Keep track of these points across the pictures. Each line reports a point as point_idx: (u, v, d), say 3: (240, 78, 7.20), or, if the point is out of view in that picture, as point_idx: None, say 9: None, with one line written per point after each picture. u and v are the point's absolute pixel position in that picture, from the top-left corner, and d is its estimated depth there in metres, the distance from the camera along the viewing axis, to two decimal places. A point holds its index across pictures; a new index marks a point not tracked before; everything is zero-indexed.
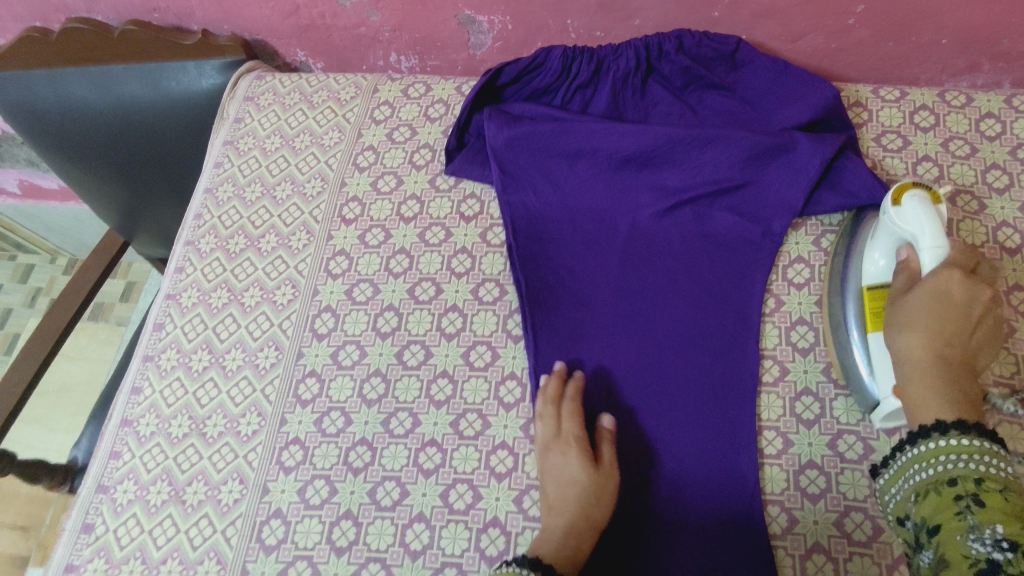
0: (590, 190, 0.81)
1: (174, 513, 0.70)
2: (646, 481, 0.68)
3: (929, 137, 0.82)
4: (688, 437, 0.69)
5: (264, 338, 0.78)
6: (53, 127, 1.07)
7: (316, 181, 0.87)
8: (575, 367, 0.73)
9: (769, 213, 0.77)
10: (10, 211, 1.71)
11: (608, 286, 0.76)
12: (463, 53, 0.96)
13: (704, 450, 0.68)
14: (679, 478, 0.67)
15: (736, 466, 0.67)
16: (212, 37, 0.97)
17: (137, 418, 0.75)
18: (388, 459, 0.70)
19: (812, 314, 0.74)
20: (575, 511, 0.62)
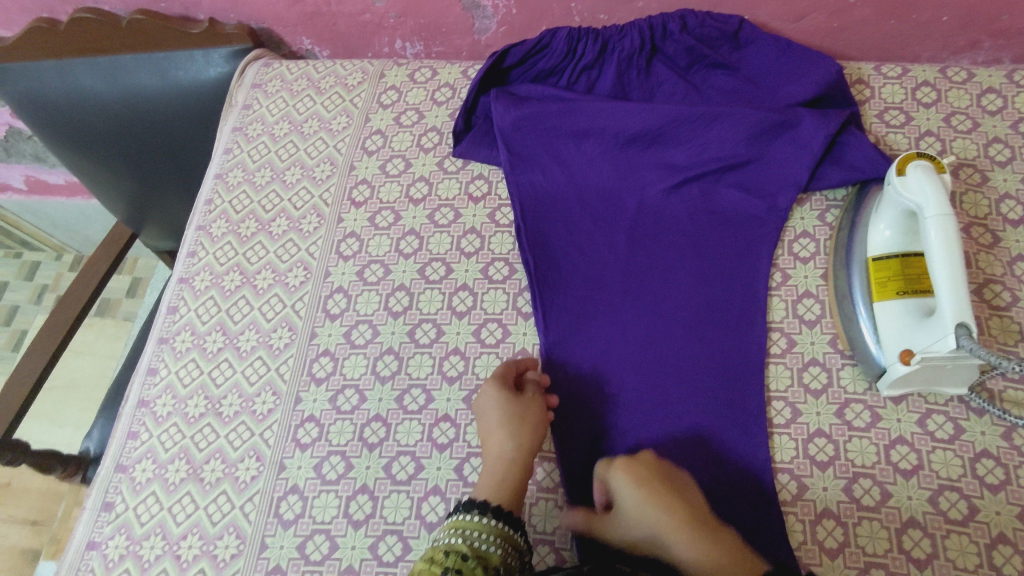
0: (597, 170, 0.82)
1: (193, 490, 0.71)
2: (657, 453, 0.68)
3: (931, 113, 0.83)
4: (699, 409, 0.70)
5: (277, 319, 0.79)
6: (60, 118, 1.07)
7: (325, 166, 0.88)
8: (585, 342, 0.74)
9: (774, 188, 0.78)
10: (16, 208, 1.72)
11: (617, 263, 0.77)
12: (467, 38, 0.97)
13: (715, 421, 0.69)
14: (690, 449, 0.68)
15: (747, 437, 0.68)
16: (219, 26, 0.98)
17: (154, 399, 0.76)
18: (402, 434, 0.71)
19: (818, 288, 0.75)
20: (504, 438, 0.65)
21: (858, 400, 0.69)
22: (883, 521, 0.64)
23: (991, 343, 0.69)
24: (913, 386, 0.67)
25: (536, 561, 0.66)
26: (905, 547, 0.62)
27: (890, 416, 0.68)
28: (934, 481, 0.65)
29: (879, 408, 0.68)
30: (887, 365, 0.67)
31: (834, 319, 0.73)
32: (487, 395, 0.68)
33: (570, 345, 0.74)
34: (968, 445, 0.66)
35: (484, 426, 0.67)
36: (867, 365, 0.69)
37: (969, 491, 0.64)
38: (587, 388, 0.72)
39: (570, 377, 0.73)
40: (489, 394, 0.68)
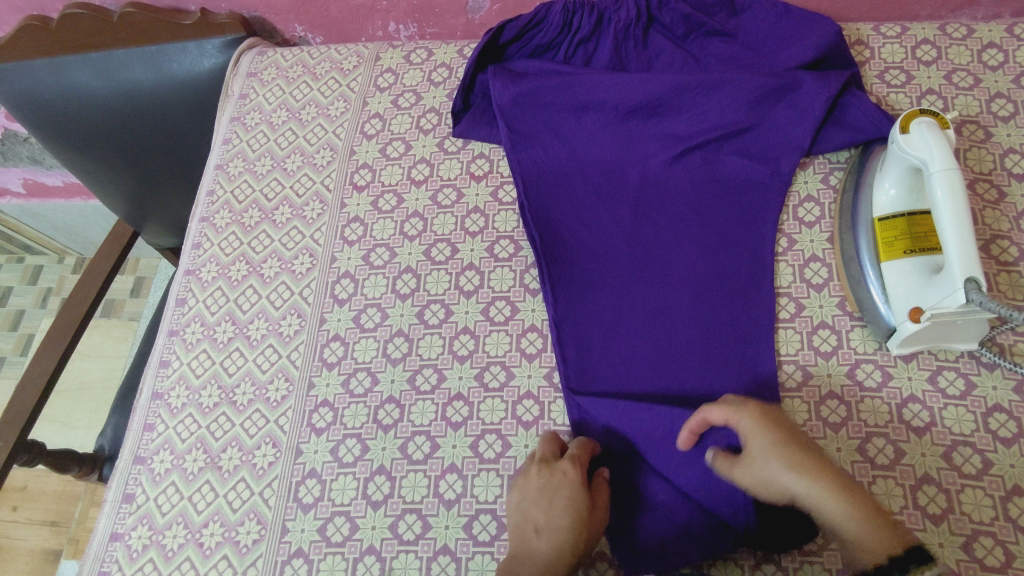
0: (599, 144, 0.81)
1: (211, 478, 0.71)
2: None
3: (932, 71, 0.82)
4: (711, 376, 0.70)
5: (286, 307, 0.79)
6: (56, 118, 1.07)
7: (326, 152, 0.88)
8: (594, 315, 0.74)
9: (778, 154, 0.78)
10: (16, 212, 1.71)
11: (624, 235, 0.77)
12: (461, 18, 0.97)
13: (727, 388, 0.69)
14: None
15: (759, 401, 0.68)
16: (211, 16, 0.97)
17: (168, 390, 0.77)
18: (416, 414, 0.71)
19: (825, 252, 0.75)
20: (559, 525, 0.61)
21: (868, 360, 0.69)
22: (898, 479, 0.64)
23: (1000, 298, 0.69)
24: (922, 344, 0.67)
25: None
26: (919, 502, 0.63)
27: (901, 375, 0.68)
28: (947, 437, 0.65)
29: (890, 367, 0.69)
30: (895, 324, 0.67)
31: (841, 282, 0.73)
32: (550, 481, 0.63)
33: (580, 320, 0.74)
34: (979, 400, 0.66)
35: (534, 509, 0.62)
36: (876, 326, 0.69)
37: (982, 446, 0.64)
38: (595, 363, 0.72)
39: (581, 351, 0.72)
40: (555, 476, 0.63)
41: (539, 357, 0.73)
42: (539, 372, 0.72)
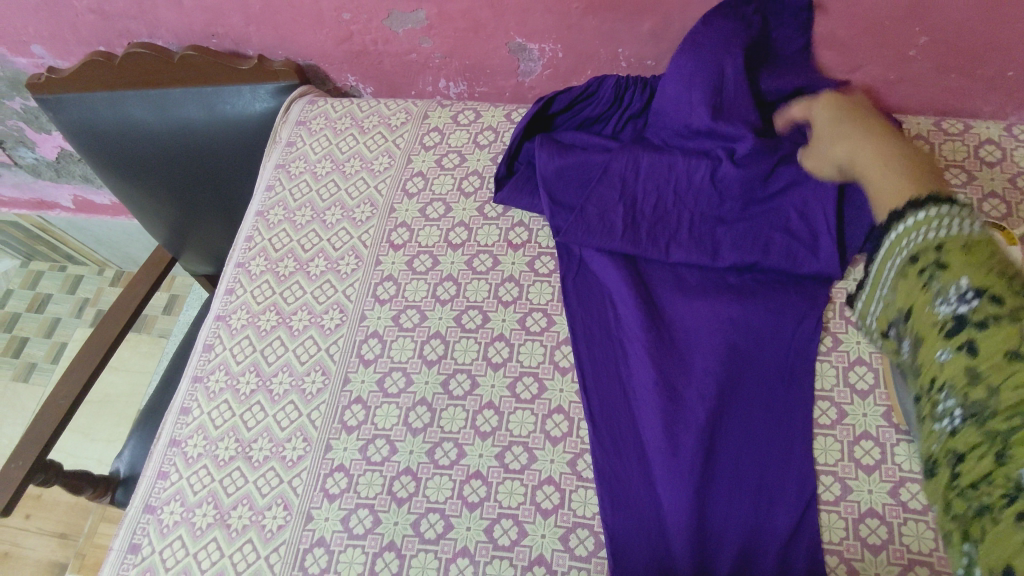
0: (651, 199, 0.79)
1: (219, 536, 0.70)
2: (702, 537, 0.64)
3: (995, 173, 0.79)
4: (746, 478, 0.66)
5: (311, 362, 0.78)
6: (111, 146, 1.10)
7: (365, 207, 0.88)
8: (630, 413, 0.71)
9: (819, 231, 0.74)
10: (63, 224, 1.76)
11: (681, 302, 0.75)
12: (511, 79, 0.97)
13: (761, 495, 0.66)
14: (737, 531, 0.64)
15: (788, 515, 0.64)
16: (268, 63, 0.99)
17: (185, 439, 0.76)
18: (432, 490, 0.69)
19: (873, 356, 0.72)
20: None
21: (914, 479, 0.65)
22: None
23: None
24: None
25: None
26: None
27: None
28: None
29: None
30: None
31: (888, 391, 0.69)
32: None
33: (612, 406, 0.72)
34: None
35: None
36: None
37: None
38: (625, 453, 0.69)
39: (610, 452, 0.69)
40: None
41: (563, 442, 0.70)
42: (562, 458, 0.70)
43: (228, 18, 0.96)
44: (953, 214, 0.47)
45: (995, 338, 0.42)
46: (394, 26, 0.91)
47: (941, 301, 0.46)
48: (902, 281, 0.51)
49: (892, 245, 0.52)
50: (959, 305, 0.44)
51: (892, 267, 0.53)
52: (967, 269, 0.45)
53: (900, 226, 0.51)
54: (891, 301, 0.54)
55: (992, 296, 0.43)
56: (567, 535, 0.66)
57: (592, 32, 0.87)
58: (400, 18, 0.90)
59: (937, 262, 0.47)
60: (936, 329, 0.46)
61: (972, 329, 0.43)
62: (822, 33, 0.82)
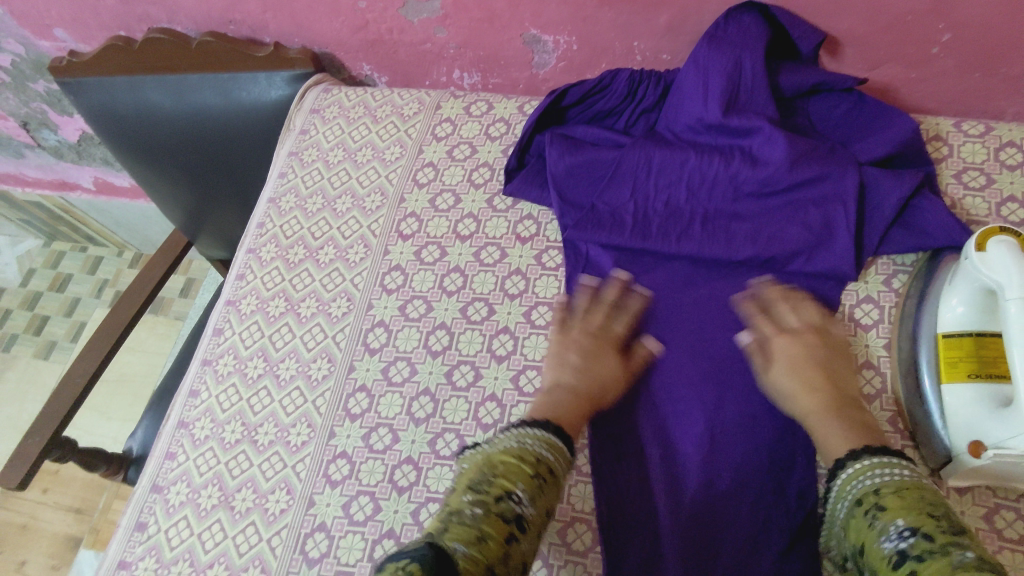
0: (661, 200, 0.78)
1: (223, 518, 0.71)
2: (699, 543, 0.64)
3: (1015, 176, 0.77)
4: (748, 483, 0.66)
5: (318, 349, 0.79)
6: (131, 131, 1.11)
7: (376, 196, 0.88)
8: (632, 416, 0.71)
9: (836, 228, 0.72)
10: (84, 206, 1.79)
11: (690, 306, 0.75)
12: (525, 71, 0.97)
13: (762, 503, 0.65)
14: (736, 540, 0.64)
15: (786, 524, 0.64)
16: (284, 50, 0.99)
17: (193, 421, 0.77)
18: (432, 480, 0.70)
19: (881, 359, 0.70)
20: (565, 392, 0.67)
21: None
22: None
23: None
24: (981, 479, 0.61)
25: None
26: None
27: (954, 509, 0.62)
28: None
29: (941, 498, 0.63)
30: (953, 452, 0.62)
31: (896, 394, 0.68)
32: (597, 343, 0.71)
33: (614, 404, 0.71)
34: None
35: (577, 376, 0.68)
36: (932, 450, 0.64)
37: None
38: (626, 451, 0.69)
39: (609, 453, 0.69)
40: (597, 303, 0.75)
41: None
42: None
43: (246, 5, 0.96)
44: (882, 469, 0.55)
45: (930, 568, 0.45)
46: (409, 15, 0.91)
47: (883, 537, 0.50)
48: (852, 522, 0.54)
49: (838, 491, 0.57)
50: (899, 540, 0.49)
51: (841, 506, 0.56)
52: (905, 512, 0.50)
53: (848, 468, 0.57)
54: (847, 546, 0.55)
55: (926, 534, 0.48)
56: (565, 530, 0.66)
57: (607, 24, 0.86)
58: (415, 8, 0.90)
59: (878, 503, 0.53)
60: (884, 563, 0.49)
61: (912, 561, 0.47)
62: (842, 29, 0.80)
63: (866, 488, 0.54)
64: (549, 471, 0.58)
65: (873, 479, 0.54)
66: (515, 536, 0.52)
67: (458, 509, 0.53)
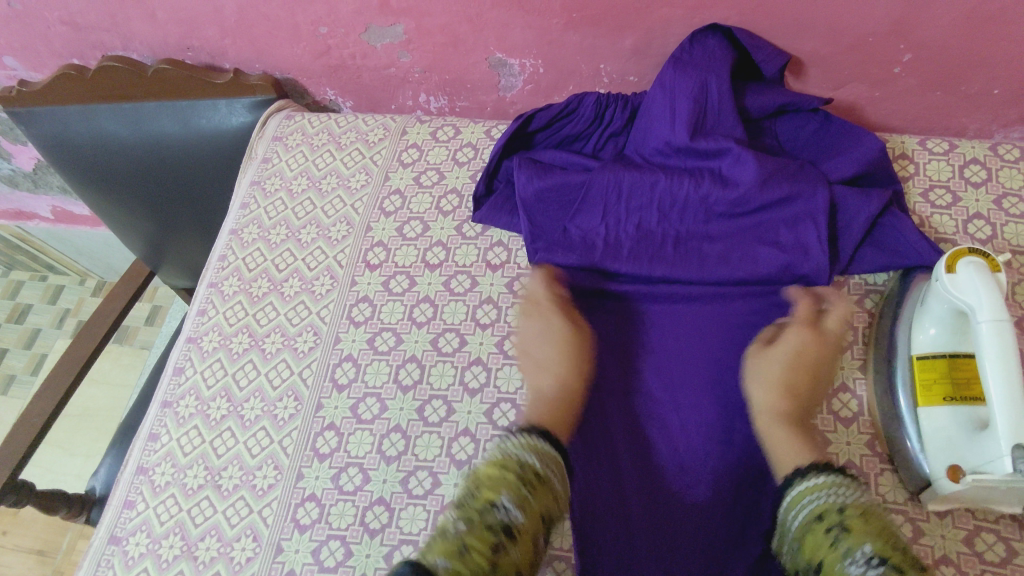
0: (633, 221, 0.77)
1: (185, 569, 0.68)
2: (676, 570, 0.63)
3: (980, 194, 0.78)
4: (727, 506, 0.65)
5: (284, 387, 0.76)
6: (86, 159, 1.08)
7: (342, 226, 0.86)
8: (606, 444, 0.69)
9: (809, 248, 0.72)
10: (42, 234, 1.73)
11: (665, 330, 0.74)
12: (492, 95, 0.96)
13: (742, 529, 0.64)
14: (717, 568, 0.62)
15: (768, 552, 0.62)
16: (244, 77, 0.97)
17: (153, 466, 0.74)
18: (405, 521, 0.67)
19: (857, 382, 0.70)
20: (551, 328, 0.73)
21: (899, 511, 0.63)
22: None
23: None
24: (960, 502, 0.61)
25: None
26: None
27: (933, 533, 0.62)
28: None
29: (923, 522, 0.62)
30: (932, 478, 0.61)
31: (872, 418, 0.68)
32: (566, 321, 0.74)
33: (589, 433, 0.70)
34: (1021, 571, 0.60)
35: (553, 377, 0.70)
36: (909, 474, 0.64)
37: None
38: (603, 479, 0.67)
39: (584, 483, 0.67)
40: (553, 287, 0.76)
41: None
42: None
43: (204, 31, 0.94)
44: (842, 488, 0.58)
45: None
46: (372, 40, 0.90)
47: (849, 561, 0.52)
48: (808, 534, 0.57)
49: (793, 501, 0.60)
50: (867, 568, 0.51)
51: (793, 517, 0.59)
52: (873, 539, 0.53)
53: (801, 484, 0.60)
54: (795, 557, 0.57)
55: (895, 567, 0.50)
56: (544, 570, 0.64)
57: (573, 47, 0.85)
58: (378, 33, 0.88)
59: (842, 522, 0.55)
60: None
61: None
62: (806, 50, 0.81)
63: (828, 505, 0.57)
64: (534, 474, 0.59)
65: (837, 497, 0.57)
66: (504, 545, 0.54)
67: (444, 529, 0.55)
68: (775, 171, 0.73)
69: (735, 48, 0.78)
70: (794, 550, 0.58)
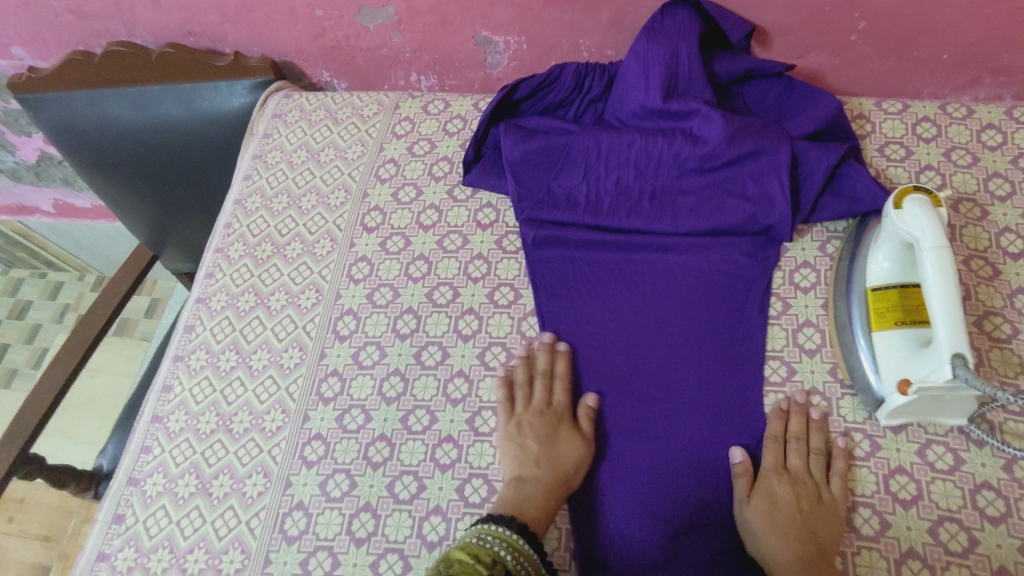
0: (612, 179, 0.83)
1: (201, 504, 0.72)
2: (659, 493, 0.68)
3: (931, 147, 0.85)
4: (694, 449, 0.70)
5: (289, 339, 0.81)
6: (92, 144, 1.13)
7: (340, 193, 0.91)
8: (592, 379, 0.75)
9: (774, 197, 0.78)
10: (43, 229, 1.78)
11: (643, 281, 0.79)
12: (479, 72, 1.02)
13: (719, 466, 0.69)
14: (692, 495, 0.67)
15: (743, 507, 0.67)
16: (244, 59, 1.03)
17: (167, 415, 0.79)
18: (406, 454, 0.73)
19: (819, 318, 0.76)
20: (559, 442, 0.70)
21: (858, 429, 0.69)
22: (883, 551, 0.63)
23: (990, 375, 0.70)
24: (911, 416, 0.67)
25: None
26: None
27: (889, 447, 0.68)
28: (933, 512, 0.64)
29: (879, 438, 0.69)
30: (885, 395, 0.67)
31: (834, 349, 0.74)
32: (552, 420, 0.71)
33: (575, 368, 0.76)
34: (968, 476, 0.66)
35: (538, 464, 0.68)
36: (867, 395, 0.70)
37: (969, 523, 0.64)
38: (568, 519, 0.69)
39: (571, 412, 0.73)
40: (540, 393, 0.73)
41: (530, 405, 0.74)
42: None
43: (205, 16, 0.99)
44: None
45: None
46: (365, 21, 0.95)
47: None
48: None
49: None
50: None
51: None
52: None
53: None
54: None
55: None
56: None
57: (554, 23, 0.91)
58: (370, 14, 0.94)
59: None
60: None
61: None
62: (769, 21, 0.87)
63: None
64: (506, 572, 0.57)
65: None
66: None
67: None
68: (742, 129, 0.79)
69: (703, 18, 0.84)
70: None
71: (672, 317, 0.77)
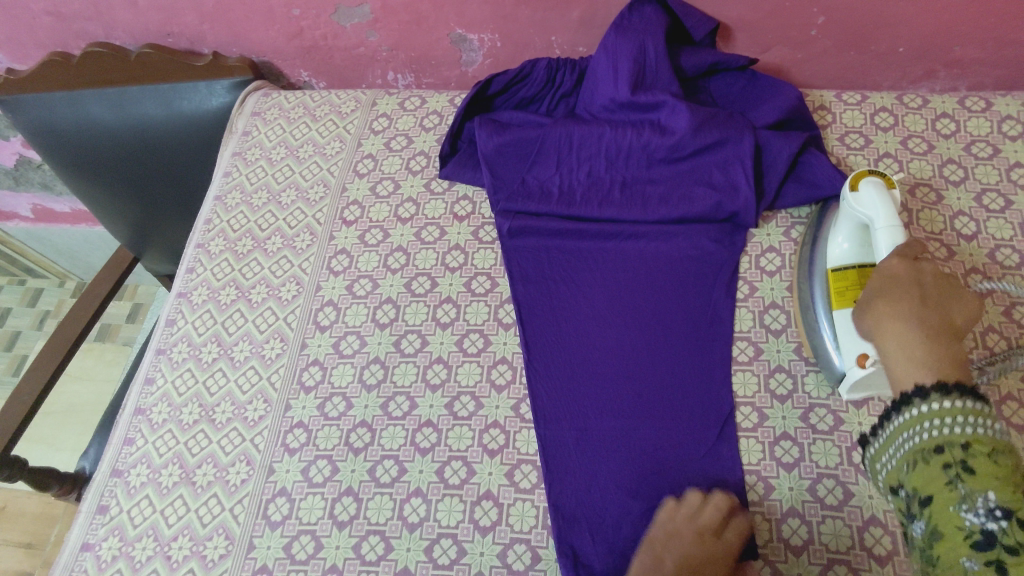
0: (584, 170, 0.86)
1: (185, 493, 0.74)
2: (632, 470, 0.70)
3: (889, 136, 0.88)
4: (666, 427, 0.72)
5: (270, 331, 0.83)
6: (71, 145, 1.14)
7: (319, 187, 0.93)
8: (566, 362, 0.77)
9: (738, 185, 0.82)
10: (21, 235, 1.77)
11: (615, 268, 0.82)
12: (455, 70, 1.04)
13: (688, 444, 0.72)
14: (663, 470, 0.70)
15: (713, 483, 0.69)
16: (223, 59, 1.04)
17: (150, 407, 0.80)
18: (386, 439, 0.74)
19: (784, 300, 0.79)
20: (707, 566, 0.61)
21: (821, 404, 0.72)
22: (846, 519, 0.66)
23: None
24: (871, 389, 0.70)
25: (510, 561, 0.67)
26: (866, 543, 0.65)
27: (851, 421, 0.71)
28: None
29: (842, 412, 0.72)
30: (846, 370, 0.70)
31: (798, 329, 0.77)
32: (705, 552, 0.62)
33: (550, 352, 0.78)
34: None
35: None
36: (829, 371, 0.72)
37: None
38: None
39: (546, 394, 0.75)
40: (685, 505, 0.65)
41: (508, 389, 0.76)
42: (507, 403, 0.75)
43: (183, 17, 1.01)
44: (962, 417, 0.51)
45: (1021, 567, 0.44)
46: (342, 21, 0.97)
47: (966, 509, 0.48)
48: (922, 466, 0.52)
49: (913, 420, 0.53)
50: (987, 521, 0.46)
51: (909, 438, 0.54)
52: (999, 487, 0.47)
53: (908, 412, 0.54)
54: (902, 471, 0.54)
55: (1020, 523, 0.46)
56: (512, 471, 0.71)
57: (526, 21, 0.94)
58: (347, 13, 0.96)
59: (964, 461, 0.49)
60: (962, 536, 0.47)
61: (1001, 550, 0.45)
62: (733, 17, 0.91)
63: (948, 438, 0.51)
64: None
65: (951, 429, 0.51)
66: None
67: None
68: (708, 120, 0.82)
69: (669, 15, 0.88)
70: (899, 462, 0.54)
71: (643, 302, 0.79)
